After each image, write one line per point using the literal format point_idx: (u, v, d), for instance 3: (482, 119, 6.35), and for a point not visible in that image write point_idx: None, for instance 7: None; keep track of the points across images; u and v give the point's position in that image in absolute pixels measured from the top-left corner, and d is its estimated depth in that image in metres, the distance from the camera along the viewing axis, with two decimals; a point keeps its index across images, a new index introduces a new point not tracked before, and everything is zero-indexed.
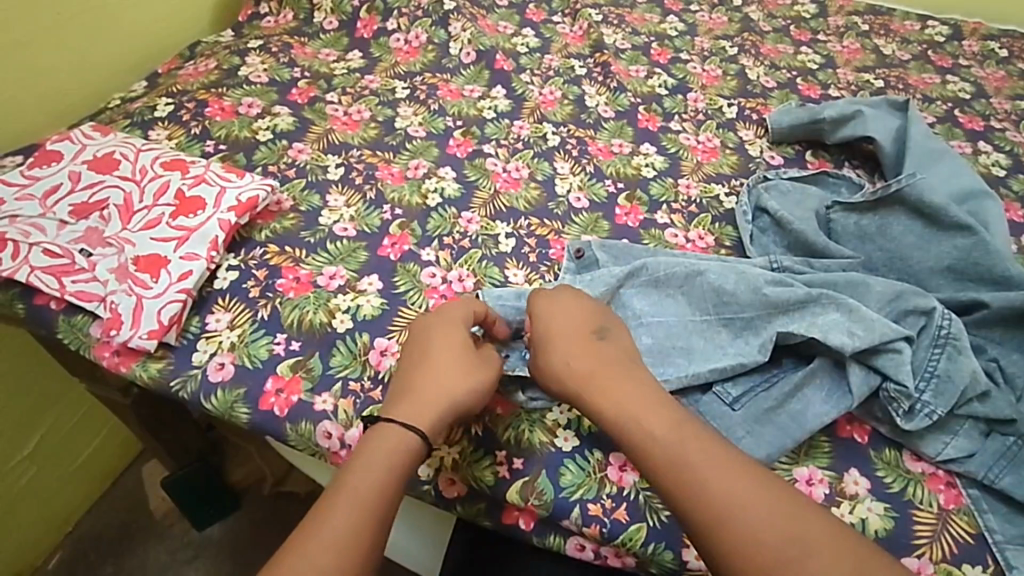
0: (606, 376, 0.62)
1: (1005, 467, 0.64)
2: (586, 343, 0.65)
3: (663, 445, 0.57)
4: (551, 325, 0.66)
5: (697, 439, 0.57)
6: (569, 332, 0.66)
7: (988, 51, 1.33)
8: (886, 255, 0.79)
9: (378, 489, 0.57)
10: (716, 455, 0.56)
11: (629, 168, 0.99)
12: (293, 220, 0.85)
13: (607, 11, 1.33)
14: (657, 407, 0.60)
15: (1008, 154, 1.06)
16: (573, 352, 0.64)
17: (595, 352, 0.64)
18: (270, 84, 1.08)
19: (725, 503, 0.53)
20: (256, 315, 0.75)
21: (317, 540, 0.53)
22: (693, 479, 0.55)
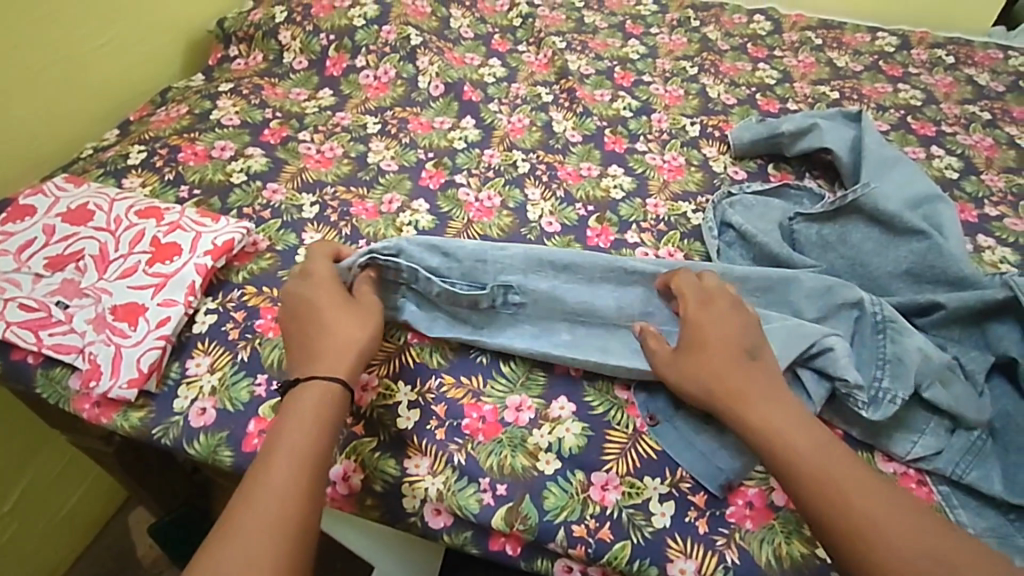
0: (755, 390, 0.61)
1: (970, 462, 0.66)
2: (733, 355, 0.63)
3: (805, 457, 0.57)
4: (692, 328, 0.66)
5: (839, 454, 0.57)
6: (725, 340, 0.64)
7: (936, 58, 1.39)
8: (847, 263, 0.82)
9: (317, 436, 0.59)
10: (851, 472, 0.56)
11: (598, 190, 1.01)
12: (270, 260, 0.86)
13: (571, 38, 1.40)
14: (795, 420, 0.59)
15: (959, 157, 1.11)
16: (723, 365, 0.62)
17: (745, 367, 0.62)
18: (242, 126, 1.10)
19: (880, 529, 0.52)
20: (236, 357, 0.75)
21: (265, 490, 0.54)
22: (831, 491, 0.55)
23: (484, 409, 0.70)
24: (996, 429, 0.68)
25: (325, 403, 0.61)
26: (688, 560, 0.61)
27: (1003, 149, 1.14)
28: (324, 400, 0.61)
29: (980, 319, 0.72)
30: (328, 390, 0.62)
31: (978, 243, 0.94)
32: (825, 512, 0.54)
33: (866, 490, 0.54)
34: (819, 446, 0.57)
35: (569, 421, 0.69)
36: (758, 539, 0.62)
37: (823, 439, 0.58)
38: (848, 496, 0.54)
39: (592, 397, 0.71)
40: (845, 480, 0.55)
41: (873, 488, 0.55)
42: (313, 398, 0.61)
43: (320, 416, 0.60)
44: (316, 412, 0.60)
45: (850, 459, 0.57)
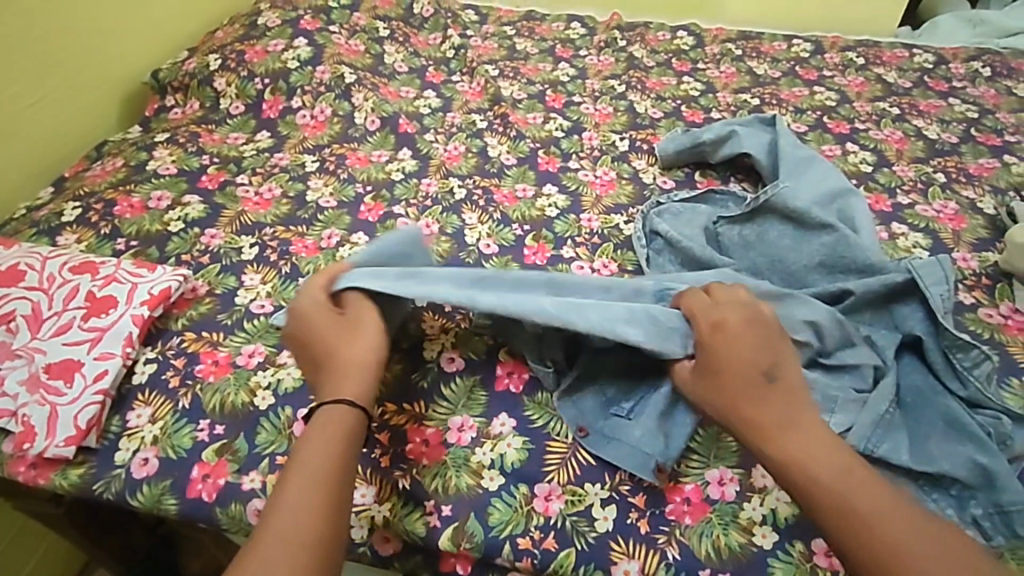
0: (771, 421, 0.59)
1: (881, 436, 0.67)
2: (753, 381, 0.61)
3: (828, 488, 0.55)
4: (714, 348, 0.64)
5: (864, 484, 0.55)
6: (743, 363, 0.62)
7: (848, 60, 1.47)
8: (768, 260, 0.86)
9: (334, 459, 0.59)
10: (879, 500, 0.54)
11: (534, 210, 1.04)
12: (209, 305, 0.87)
13: (503, 66, 1.45)
14: (820, 448, 0.57)
15: (872, 152, 1.17)
16: (736, 392, 0.61)
17: (764, 394, 0.60)
18: (179, 175, 1.10)
19: (909, 552, 0.51)
20: (177, 405, 0.75)
21: (283, 514, 0.55)
22: (856, 525, 0.53)
23: (427, 431, 0.71)
24: (905, 403, 0.71)
25: (337, 429, 0.61)
26: (631, 560, 0.63)
27: (912, 141, 1.21)
28: (329, 424, 0.61)
29: (887, 302, 0.77)
30: (342, 415, 0.62)
31: (893, 230, 0.99)
32: (847, 534, 0.53)
33: (889, 512, 0.53)
34: (844, 472, 0.56)
35: (509, 436, 0.70)
36: (696, 533, 0.64)
37: (849, 465, 0.56)
38: (875, 528, 0.53)
39: (530, 411, 0.72)
40: (870, 509, 0.53)
41: (898, 517, 0.53)
42: (330, 425, 0.61)
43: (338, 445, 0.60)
44: (331, 434, 0.60)
45: (879, 489, 0.55)
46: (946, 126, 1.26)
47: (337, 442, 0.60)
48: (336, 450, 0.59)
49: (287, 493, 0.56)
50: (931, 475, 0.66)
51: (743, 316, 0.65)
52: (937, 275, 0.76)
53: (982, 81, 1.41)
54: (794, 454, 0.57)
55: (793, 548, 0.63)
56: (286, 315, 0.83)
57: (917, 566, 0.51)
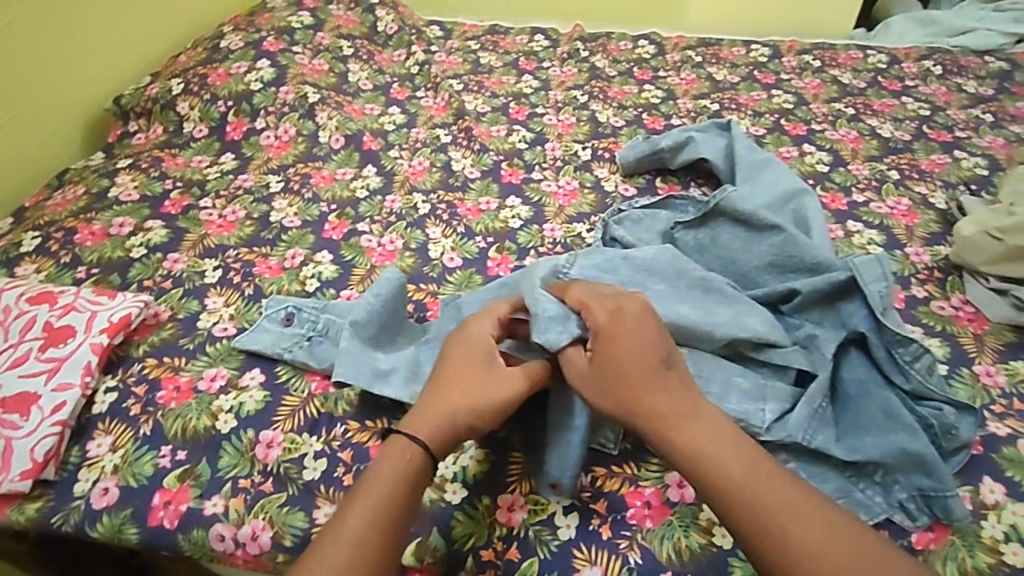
0: (671, 416, 0.60)
1: (816, 428, 0.69)
2: (651, 376, 0.61)
3: (729, 482, 0.56)
4: (610, 344, 0.63)
5: (760, 474, 0.56)
6: (634, 357, 0.62)
7: (805, 63, 1.51)
8: (721, 261, 0.88)
9: (397, 492, 0.60)
10: (774, 487, 0.56)
11: (497, 222, 1.05)
12: (171, 329, 0.86)
13: (467, 80, 1.47)
14: (719, 441, 0.58)
15: (828, 152, 1.20)
16: (634, 389, 0.61)
17: (662, 387, 0.61)
18: (142, 201, 1.10)
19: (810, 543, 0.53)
20: (138, 432, 0.75)
21: (340, 539, 0.56)
22: (755, 514, 0.54)
23: None
24: (845, 394, 0.72)
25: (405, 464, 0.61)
26: (593, 566, 0.63)
27: (867, 140, 1.24)
28: (400, 457, 0.61)
29: (834, 300, 0.78)
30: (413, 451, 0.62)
31: (849, 228, 1.01)
32: (752, 531, 0.54)
33: (790, 504, 0.55)
34: (739, 462, 0.57)
35: (471, 448, 0.71)
36: (657, 536, 0.65)
37: (744, 455, 0.57)
38: (770, 519, 0.54)
39: None
40: (769, 498, 0.55)
41: (792, 502, 0.55)
42: (405, 460, 0.61)
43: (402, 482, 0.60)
44: (401, 467, 0.61)
45: (772, 475, 0.56)
46: (899, 124, 1.29)
47: (402, 475, 0.60)
48: (399, 482, 0.60)
49: (349, 517, 0.58)
50: (858, 463, 0.68)
51: (634, 310, 0.65)
52: (877, 272, 0.76)
53: (934, 79, 1.45)
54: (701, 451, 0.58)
55: None
56: (252, 338, 0.83)
57: (811, 553, 0.52)
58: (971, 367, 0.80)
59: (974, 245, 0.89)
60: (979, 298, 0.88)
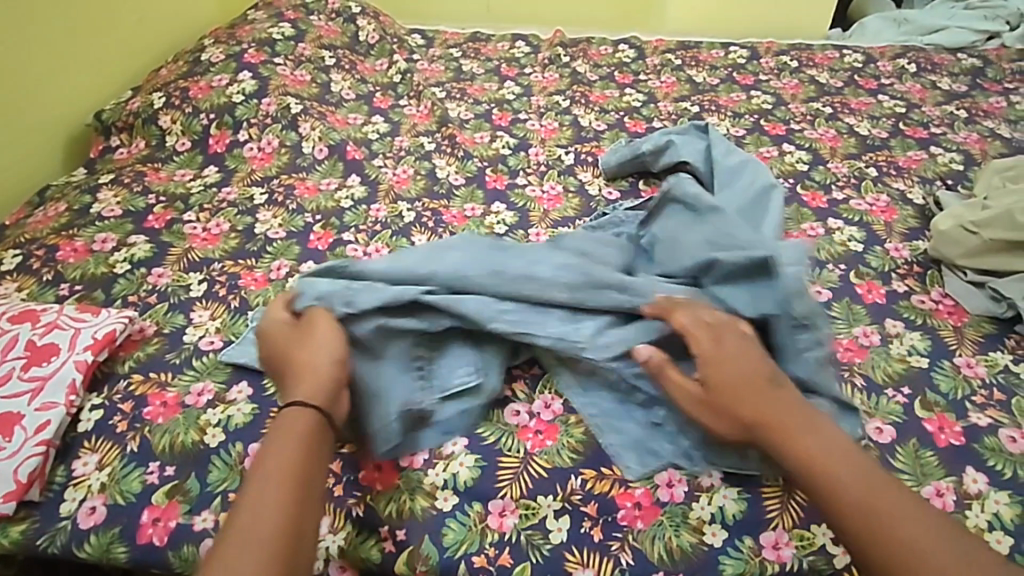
0: (787, 425, 0.62)
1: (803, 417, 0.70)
2: (765, 390, 0.64)
3: (847, 486, 0.58)
4: (716, 365, 0.66)
5: (874, 479, 0.58)
6: (747, 373, 0.65)
7: (783, 64, 1.53)
8: (671, 243, 0.84)
9: (294, 448, 0.60)
10: (887, 492, 0.58)
11: (483, 228, 1.06)
12: (157, 344, 0.86)
13: (450, 87, 1.48)
14: (832, 449, 0.60)
15: (807, 151, 1.22)
16: (749, 400, 0.64)
17: (774, 400, 0.64)
18: (124, 216, 1.09)
19: (918, 545, 0.54)
20: (125, 449, 0.74)
21: (245, 502, 0.56)
22: (875, 516, 0.56)
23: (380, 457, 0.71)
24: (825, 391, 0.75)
25: (294, 424, 0.62)
26: (586, 569, 0.64)
27: (845, 138, 1.25)
28: (288, 420, 0.62)
29: None
30: (300, 412, 0.63)
31: (829, 225, 1.03)
32: (865, 538, 0.56)
33: (906, 509, 0.56)
34: (853, 468, 0.59)
35: (461, 455, 0.71)
36: (649, 536, 0.65)
37: (857, 463, 0.60)
38: (890, 520, 0.56)
39: (482, 429, 0.73)
40: (887, 501, 0.57)
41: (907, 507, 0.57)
42: (291, 421, 0.62)
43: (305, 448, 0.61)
44: (291, 427, 0.62)
45: (884, 482, 0.59)
46: (876, 122, 1.31)
47: (295, 433, 0.61)
48: (295, 441, 0.61)
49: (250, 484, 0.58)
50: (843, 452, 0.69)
51: (736, 335, 0.69)
52: None
53: (908, 77, 1.47)
54: (810, 458, 0.60)
55: (742, 544, 0.65)
56: (238, 350, 0.83)
57: (934, 553, 0.54)
58: (952, 360, 0.81)
59: (951, 239, 0.91)
60: (958, 291, 0.89)
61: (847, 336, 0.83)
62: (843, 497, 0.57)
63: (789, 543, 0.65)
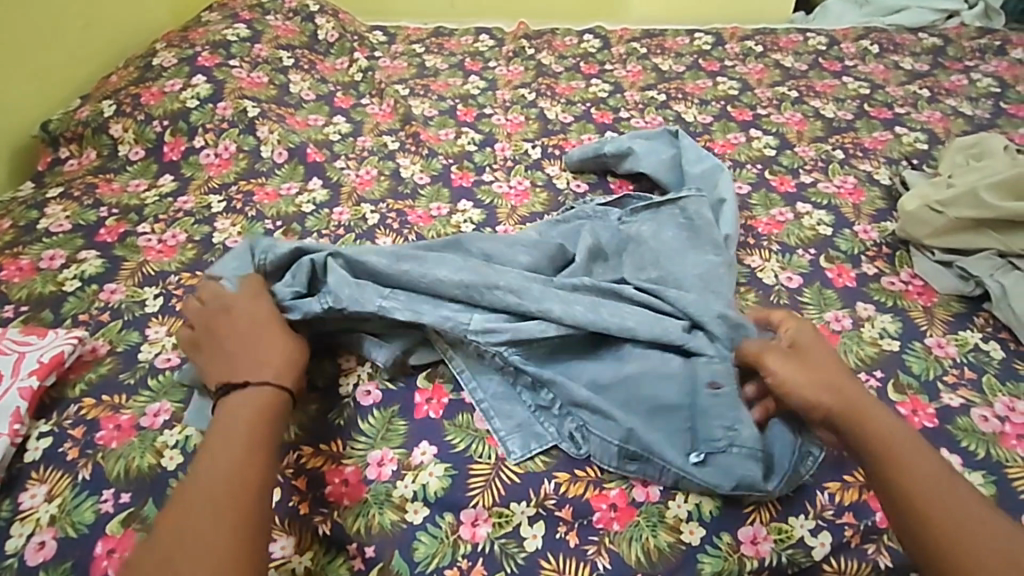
0: (866, 407, 0.64)
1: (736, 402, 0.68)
2: (850, 377, 0.67)
3: (915, 468, 0.60)
4: (810, 346, 0.69)
5: (937, 467, 0.60)
6: (832, 361, 0.68)
7: (748, 49, 1.52)
8: (651, 254, 0.85)
9: (242, 444, 0.61)
10: (944, 479, 0.59)
11: (449, 227, 1.03)
12: (109, 365, 0.82)
13: (413, 84, 1.45)
14: (906, 435, 0.62)
15: (775, 135, 1.21)
16: (835, 379, 0.65)
17: (854, 387, 0.66)
18: (74, 230, 1.05)
19: (970, 527, 0.56)
20: (77, 478, 0.71)
21: (198, 498, 0.57)
22: (932, 495, 0.58)
23: (346, 471, 0.69)
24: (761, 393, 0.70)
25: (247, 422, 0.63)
26: None
27: (811, 122, 1.25)
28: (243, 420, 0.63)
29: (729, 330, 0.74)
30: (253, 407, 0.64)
31: (798, 209, 1.02)
32: (922, 511, 0.57)
33: (962, 498, 0.58)
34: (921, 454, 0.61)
35: (431, 465, 0.69)
36: (626, 538, 0.64)
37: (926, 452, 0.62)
38: (944, 503, 0.58)
39: (451, 435, 0.71)
40: (946, 488, 0.59)
41: (961, 496, 0.58)
42: (243, 419, 0.63)
43: (250, 434, 0.62)
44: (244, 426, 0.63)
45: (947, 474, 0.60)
46: (841, 104, 1.31)
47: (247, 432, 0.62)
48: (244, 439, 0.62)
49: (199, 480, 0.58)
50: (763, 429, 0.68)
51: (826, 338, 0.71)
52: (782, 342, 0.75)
53: (872, 58, 1.48)
54: (887, 438, 0.61)
55: (720, 541, 0.64)
56: (189, 368, 0.78)
57: (977, 535, 0.56)
58: (923, 341, 0.81)
59: (918, 219, 0.91)
60: (927, 271, 0.89)
61: (818, 322, 0.83)
62: (908, 475, 0.59)
63: (766, 537, 0.64)
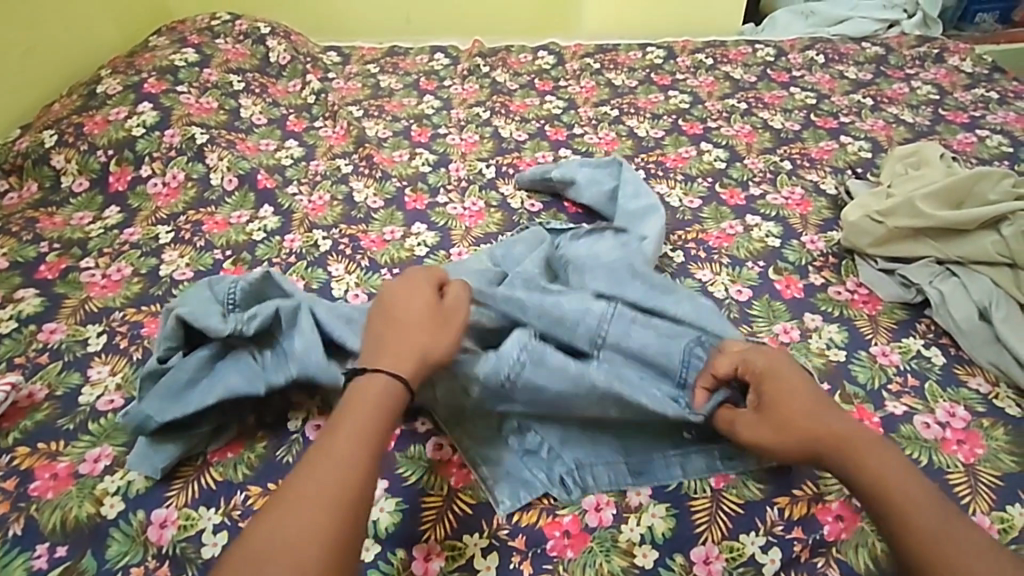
0: (840, 441, 0.61)
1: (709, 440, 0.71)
2: (824, 407, 0.64)
3: (909, 502, 0.56)
4: (776, 381, 0.66)
5: (937, 505, 0.56)
6: (799, 393, 0.65)
7: (698, 62, 1.55)
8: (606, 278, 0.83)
9: (363, 453, 0.57)
10: (948, 519, 0.55)
11: (403, 251, 1.02)
12: (47, 409, 0.79)
13: (367, 105, 1.44)
14: (902, 470, 0.59)
15: (725, 148, 1.23)
16: (810, 414, 0.63)
17: (831, 416, 0.63)
18: (12, 268, 1.01)
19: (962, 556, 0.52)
20: (8, 532, 0.67)
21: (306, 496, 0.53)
22: (926, 529, 0.54)
23: None
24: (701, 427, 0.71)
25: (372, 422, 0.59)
26: None
27: (760, 133, 1.28)
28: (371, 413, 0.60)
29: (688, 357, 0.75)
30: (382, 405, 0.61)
31: (748, 222, 1.04)
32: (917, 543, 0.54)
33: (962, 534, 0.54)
34: (912, 483, 0.58)
35: (382, 500, 0.67)
36: (579, 564, 0.63)
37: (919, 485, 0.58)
38: (943, 534, 0.54)
39: (403, 467, 0.70)
40: (944, 523, 0.55)
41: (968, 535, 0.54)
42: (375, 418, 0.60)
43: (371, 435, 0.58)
44: (367, 425, 0.59)
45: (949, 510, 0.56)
46: (789, 114, 1.34)
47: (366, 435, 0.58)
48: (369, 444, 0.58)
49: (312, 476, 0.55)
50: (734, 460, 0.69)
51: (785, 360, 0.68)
52: None
53: (818, 68, 1.52)
54: (875, 472, 0.59)
55: (674, 562, 0.63)
56: (136, 409, 0.71)
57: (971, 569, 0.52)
58: (869, 350, 0.82)
59: (860, 229, 0.93)
60: (872, 280, 0.91)
61: (767, 335, 0.84)
62: (906, 512, 0.56)
63: (718, 555, 0.64)
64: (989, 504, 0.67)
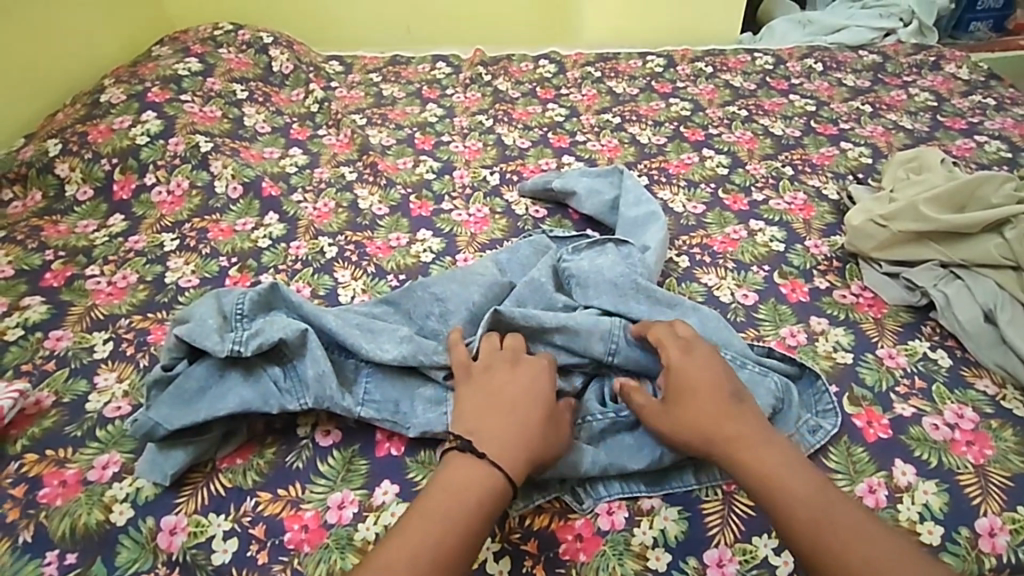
0: (739, 437, 0.64)
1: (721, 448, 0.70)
2: (729, 405, 0.65)
3: (802, 506, 0.59)
4: (681, 372, 0.67)
5: (832, 500, 0.59)
6: (703, 387, 0.66)
7: (698, 70, 1.57)
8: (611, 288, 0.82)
9: (465, 510, 0.58)
10: (844, 517, 0.58)
11: (408, 258, 1.03)
12: (55, 416, 0.79)
13: (370, 113, 1.45)
14: (796, 468, 0.62)
15: (727, 154, 1.24)
16: (716, 415, 0.65)
17: (737, 413, 0.65)
18: (17, 276, 1.01)
19: (843, 550, 0.56)
20: (17, 540, 0.67)
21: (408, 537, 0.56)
22: (816, 527, 0.58)
23: (306, 516, 0.68)
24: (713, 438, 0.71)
25: (477, 477, 0.60)
26: None
27: (761, 140, 1.29)
28: (473, 473, 0.61)
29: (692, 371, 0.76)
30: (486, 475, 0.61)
31: (752, 226, 1.04)
32: (806, 538, 0.58)
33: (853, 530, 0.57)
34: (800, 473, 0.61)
35: (392, 505, 0.69)
36: (593, 569, 0.63)
37: (810, 477, 0.61)
38: (826, 526, 0.58)
39: (413, 472, 0.72)
40: (836, 514, 0.58)
41: (861, 528, 0.58)
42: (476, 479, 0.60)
43: (472, 494, 0.59)
44: (472, 483, 0.60)
45: (844, 502, 0.60)
46: (789, 121, 1.35)
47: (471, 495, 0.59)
48: (473, 505, 0.59)
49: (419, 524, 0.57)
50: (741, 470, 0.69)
51: (697, 344, 0.70)
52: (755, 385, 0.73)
53: (816, 75, 1.53)
54: (768, 470, 0.61)
55: (686, 566, 0.64)
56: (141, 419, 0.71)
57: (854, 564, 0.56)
58: (875, 352, 0.83)
59: (864, 233, 0.93)
60: (876, 283, 0.92)
61: (775, 339, 0.84)
62: (799, 514, 0.59)
63: (731, 559, 0.64)
64: (1000, 505, 0.68)
